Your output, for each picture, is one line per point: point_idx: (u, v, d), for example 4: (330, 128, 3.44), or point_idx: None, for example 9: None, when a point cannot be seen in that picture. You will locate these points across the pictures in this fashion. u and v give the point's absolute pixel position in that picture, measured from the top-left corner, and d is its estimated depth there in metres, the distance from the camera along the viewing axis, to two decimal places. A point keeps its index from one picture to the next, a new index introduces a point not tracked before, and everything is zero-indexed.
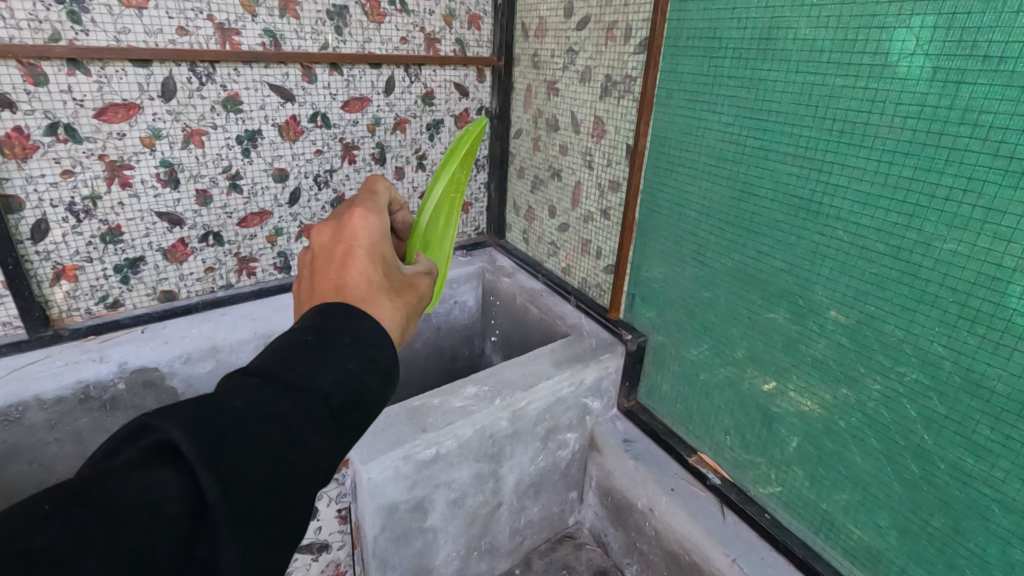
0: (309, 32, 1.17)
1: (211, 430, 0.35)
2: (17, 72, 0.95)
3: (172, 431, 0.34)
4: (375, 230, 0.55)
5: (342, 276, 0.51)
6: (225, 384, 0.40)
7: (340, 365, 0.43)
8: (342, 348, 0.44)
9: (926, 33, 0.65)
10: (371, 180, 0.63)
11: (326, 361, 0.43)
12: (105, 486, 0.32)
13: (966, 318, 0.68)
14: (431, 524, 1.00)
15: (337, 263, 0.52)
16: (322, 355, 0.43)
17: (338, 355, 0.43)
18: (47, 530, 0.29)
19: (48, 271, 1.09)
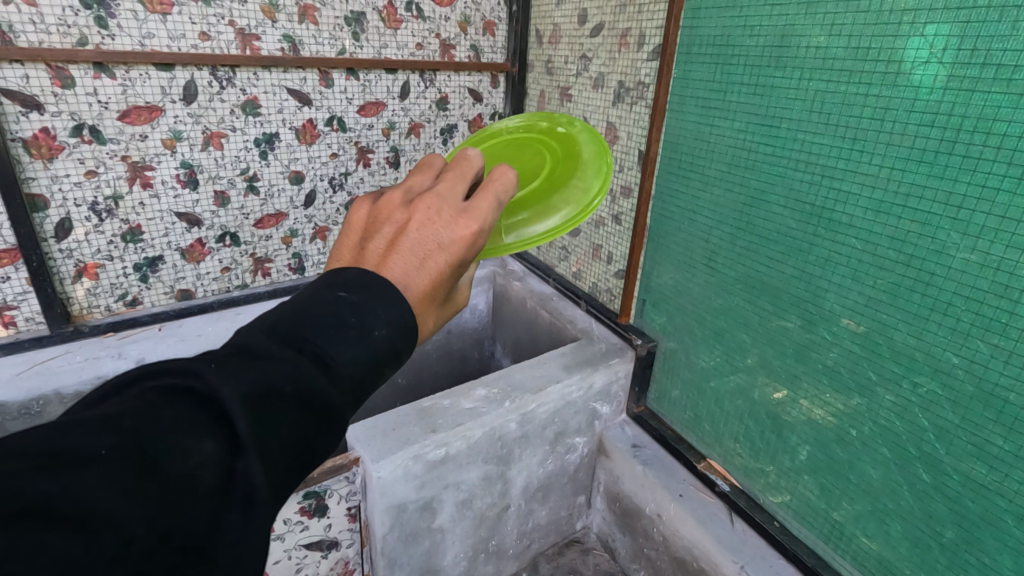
0: (327, 37, 1.19)
1: (262, 405, 0.33)
2: (45, 75, 0.98)
3: (230, 397, 0.32)
4: (466, 250, 0.49)
5: (410, 281, 0.45)
6: (262, 343, 0.37)
7: (380, 363, 0.41)
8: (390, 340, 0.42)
9: (940, 41, 0.65)
10: (506, 179, 0.52)
11: (367, 355, 0.40)
12: (159, 444, 0.30)
13: (979, 326, 0.67)
14: (439, 525, 1.01)
15: (417, 260, 0.46)
16: (366, 348, 0.40)
17: (380, 351, 0.41)
18: (97, 475, 0.27)
19: (70, 268, 1.12)
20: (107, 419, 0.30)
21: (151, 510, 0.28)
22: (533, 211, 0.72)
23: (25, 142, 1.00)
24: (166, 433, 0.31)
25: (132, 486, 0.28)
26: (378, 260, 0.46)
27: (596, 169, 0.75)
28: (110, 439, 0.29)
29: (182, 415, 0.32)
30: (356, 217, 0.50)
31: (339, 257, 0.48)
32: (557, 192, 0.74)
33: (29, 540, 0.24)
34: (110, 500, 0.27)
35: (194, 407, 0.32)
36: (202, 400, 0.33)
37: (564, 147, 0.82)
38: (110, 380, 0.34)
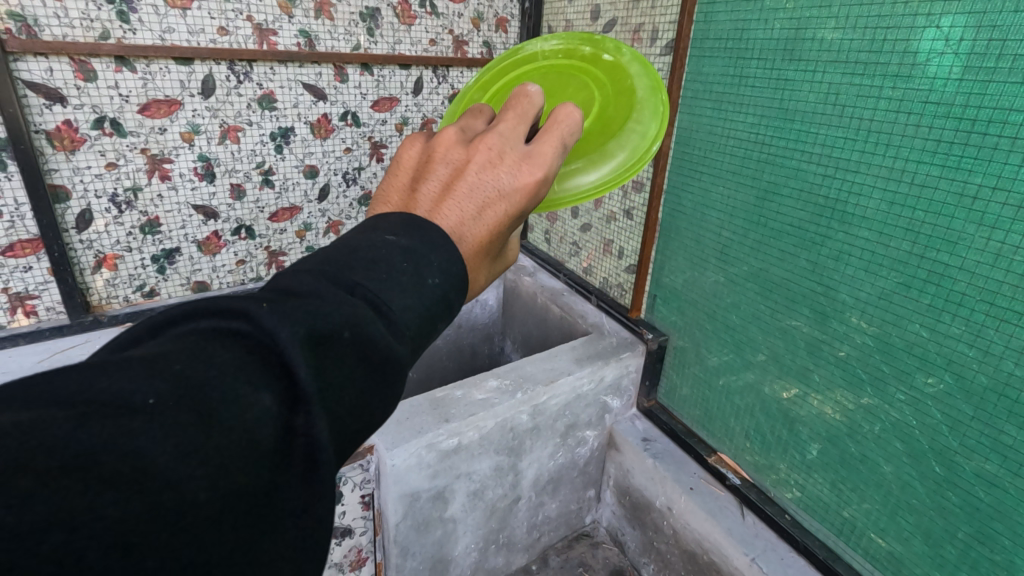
0: (342, 33, 1.21)
1: (319, 351, 0.33)
2: (69, 69, 1.00)
3: (288, 341, 0.31)
4: (526, 200, 0.48)
5: (468, 229, 0.45)
6: (314, 284, 0.35)
7: (436, 312, 0.40)
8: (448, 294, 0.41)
9: (956, 33, 0.65)
10: (571, 120, 0.50)
11: (425, 304, 0.39)
12: (212, 394, 0.29)
13: (993, 318, 0.67)
14: (451, 515, 1.02)
15: (474, 210, 0.46)
16: (424, 296, 0.39)
17: (434, 299, 0.40)
18: (151, 429, 0.26)
19: (90, 259, 1.14)
20: (154, 362, 0.29)
21: (212, 467, 0.27)
22: (588, 159, 0.70)
23: (48, 134, 1.02)
24: (219, 382, 0.29)
25: (188, 443, 0.27)
26: (433, 205, 0.45)
27: (653, 109, 0.71)
28: (157, 389, 0.28)
29: (233, 362, 0.30)
30: (408, 157, 0.49)
31: (388, 199, 0.48)
32: (612, 136, 0.71)
33: (80, 505, 0.23)
34: (159, 455, 0.26)
35: (247, 355, 0.31)
36: (254, 347, 0.32)
37: (613, 80, 0.77)
38: (152, 317, 0.33)
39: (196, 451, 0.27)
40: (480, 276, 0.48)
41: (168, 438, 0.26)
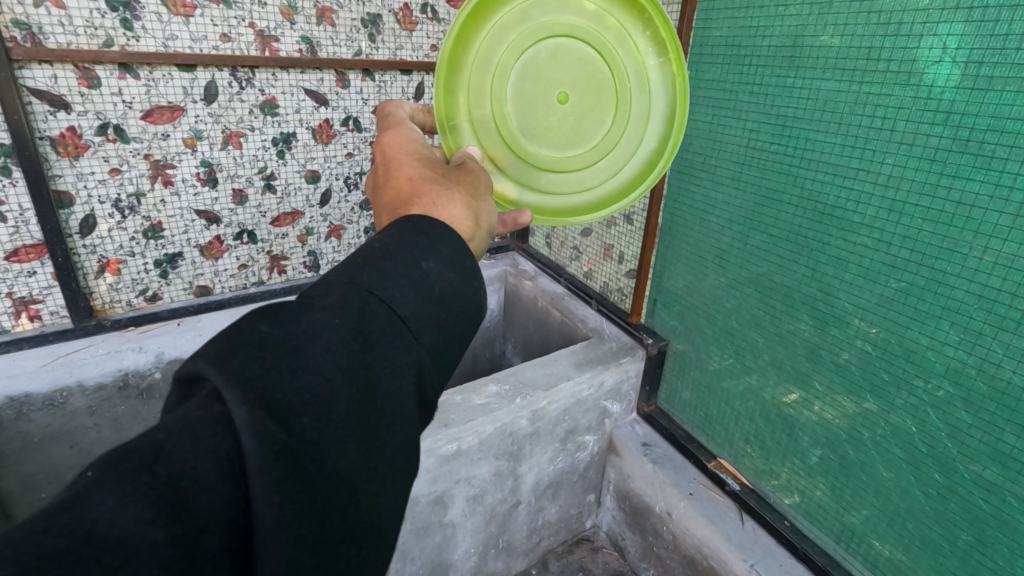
0: (344, 39, 1.21)
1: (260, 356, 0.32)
2: (73, 76, 1.01)
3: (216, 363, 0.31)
4: (399, 151, 0.55)
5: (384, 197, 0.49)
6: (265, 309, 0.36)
7: (393, 269, 0.39)
8: (404, 244, 0.41)
9: (953, 41, 0.65)
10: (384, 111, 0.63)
11: (386, 272, 0.39)
12: (162, 437, 0.28)
13: (991, 326, 0.67)
14: (451, 519, 1.02)
15: (382, 187, 0.52)
16: (385, 266, 0.39)
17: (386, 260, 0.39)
18: (91, 493, 0.25)
19: (94, 264, 1.15)
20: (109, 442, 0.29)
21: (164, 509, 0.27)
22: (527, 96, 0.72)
23: (52, 140, 1.03)
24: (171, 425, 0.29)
25: (132, 492, 0.26)
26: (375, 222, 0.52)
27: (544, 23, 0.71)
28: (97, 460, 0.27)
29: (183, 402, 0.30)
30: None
31: None
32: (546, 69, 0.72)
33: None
34: (102, 511, 0.25)
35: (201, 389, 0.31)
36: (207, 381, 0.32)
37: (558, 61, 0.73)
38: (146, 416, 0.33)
39: (145, 493, 0.26)
40: (430, 192, 0.49)
41: (119, 497, 0.26)
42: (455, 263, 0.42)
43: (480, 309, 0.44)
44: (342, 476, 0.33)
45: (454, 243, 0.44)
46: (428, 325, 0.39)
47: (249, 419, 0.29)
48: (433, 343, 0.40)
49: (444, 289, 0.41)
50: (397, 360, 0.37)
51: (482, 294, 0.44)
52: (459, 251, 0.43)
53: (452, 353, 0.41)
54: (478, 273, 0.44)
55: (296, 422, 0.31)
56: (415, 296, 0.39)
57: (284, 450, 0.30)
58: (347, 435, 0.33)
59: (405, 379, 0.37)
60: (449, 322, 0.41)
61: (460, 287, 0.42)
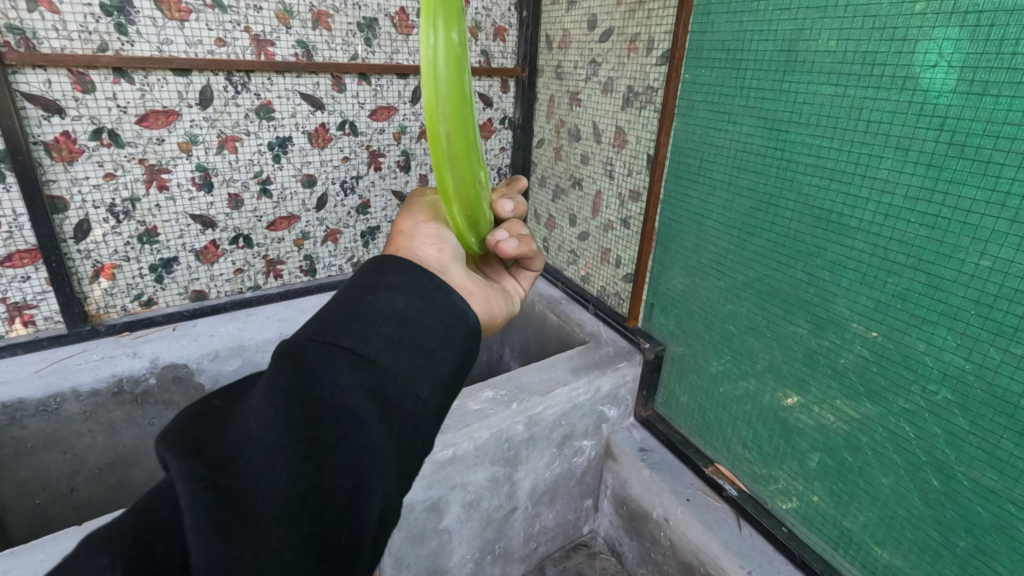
0: (340, 43, 1.21)
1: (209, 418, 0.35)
2: (67, 80, 1.00)
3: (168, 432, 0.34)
4: None
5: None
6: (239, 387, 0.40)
7: (336, 311, 0.42)
8: (349, 289, 0.43)
9: (950, 45, 0.65)
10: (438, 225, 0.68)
11: (333, 314, 0.41)
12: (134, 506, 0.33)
13: (989, 331, 0.67)
14: (446, 526, 1.02)
15: None
16: (331, 309, 0.42)
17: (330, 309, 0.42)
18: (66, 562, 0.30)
19: (88, 269, 1.15)
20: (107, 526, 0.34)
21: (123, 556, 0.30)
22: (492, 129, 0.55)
23: (47, 145, 1.03)
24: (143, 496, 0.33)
25: (93, 550, 0.30)
26: None
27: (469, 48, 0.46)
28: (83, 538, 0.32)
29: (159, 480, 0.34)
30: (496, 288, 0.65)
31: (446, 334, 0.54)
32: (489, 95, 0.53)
33: None
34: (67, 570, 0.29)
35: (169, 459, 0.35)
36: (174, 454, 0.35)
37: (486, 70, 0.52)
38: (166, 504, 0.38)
39: (103, 547, 0.30)
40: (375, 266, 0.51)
41: (82, 555, 0.30)
42: (412, 287, 0.45)
43: (444, 323, 0.45)
44: (291, 500, 0.33)
45: (401, 269, 0.46)
46: (381, 346, 0.40)
47: (183, 467, 0.32)
48: (397, 360, 0.40)
49: (397, 309, 0.43)
50: (344, 381, 0.37)
51: (445, 306, 0.45)
52: (409, 274, 0.46)
53: (425, 365, 0.42)
54: (440, 286, 0.47)
55: (232, 463, 0.33)
56: (363, 324, 0.41)
57: (222, 487, 0.32)
58: (294, 459, 0.34)
59: (358, 397, 0.37)
60: (409, 337, 0.42)
61: (415, 306, 0.44)
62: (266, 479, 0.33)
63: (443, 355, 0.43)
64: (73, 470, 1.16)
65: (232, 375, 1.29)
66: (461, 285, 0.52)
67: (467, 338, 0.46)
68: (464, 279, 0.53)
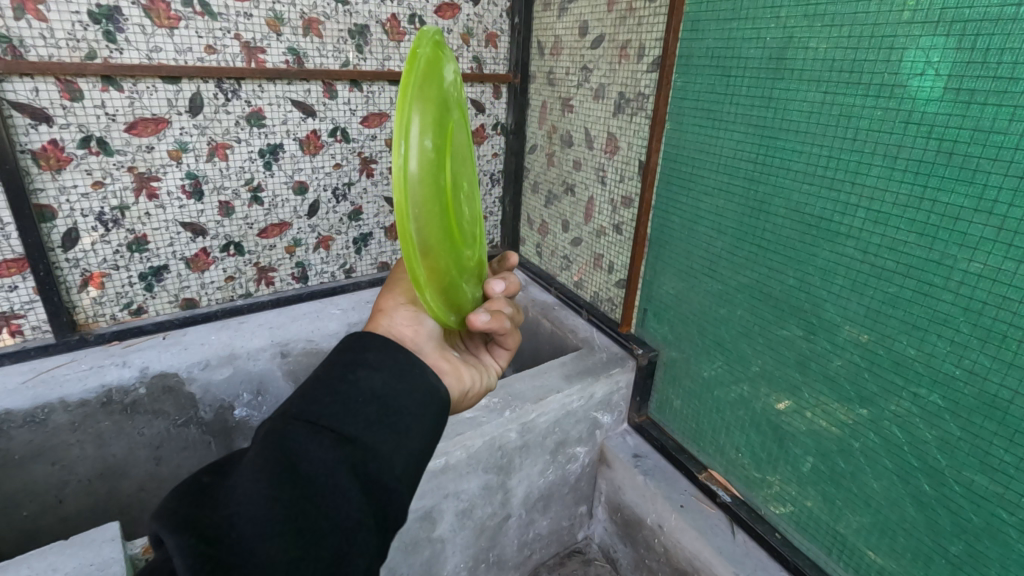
0: (331, 50, 1.21)
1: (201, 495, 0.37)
2: (55, 89, 1.00)
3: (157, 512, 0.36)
4: None
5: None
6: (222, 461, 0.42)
7: (321, 388, 0.45)
8: (331, 368, 0.47)
9: (936, 53, 0.65)
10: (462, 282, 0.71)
11: (316, 393, 0.45)
12: None
13: (978, 337, 0.67)
14: (439, 534, 1.01)
15: None
16: (313, 388, 0.45)
17: (315, 387, 0.45)
18: None
19: (77, 278, 1.14)
20: None
21: None
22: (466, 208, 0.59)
23: (34, 154, 1.02)
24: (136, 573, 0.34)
25: None
26: None
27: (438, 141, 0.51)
28: None
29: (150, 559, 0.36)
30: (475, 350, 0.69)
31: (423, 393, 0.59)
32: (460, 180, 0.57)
33: None
34: None
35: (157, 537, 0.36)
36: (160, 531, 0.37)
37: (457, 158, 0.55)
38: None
39: None
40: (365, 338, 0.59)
41: None
42: (389, 364, 0.49)
43: (425, 395, 0.49)
44: (280, 570, 0.35)
45: (381, 346, 0.50)
46: (361, 424, 0.44)
47: (179, 544, 0.34)
48: (374, 437, 0.44)
49: (375, 388, 0.46)
50: (330, 459, 0.40)
51: (420, 382, 0.49)
52: (386, 351, 0.50)
53: (403, 441, 0.45)
54: (415, 362, 0.50)
55: (227, 535, 0.35)
56: (346, 404, 0.44)
57: (216, 561, 0.34)
58: (283, 530, 0.36)
59: (343, 473, 0.40)
60: (388, 411, 0.45)
61: (395, 382, 0.48)
62: (256, 548, 0.35)
63: (420, 428, 0.47)
64: (60, 483, 1.14)
65: (224, 383, 1.26)
66: (432, 360, 0.57)
67: (439, 411, 0.49)
68: (436, 354, 0.58)
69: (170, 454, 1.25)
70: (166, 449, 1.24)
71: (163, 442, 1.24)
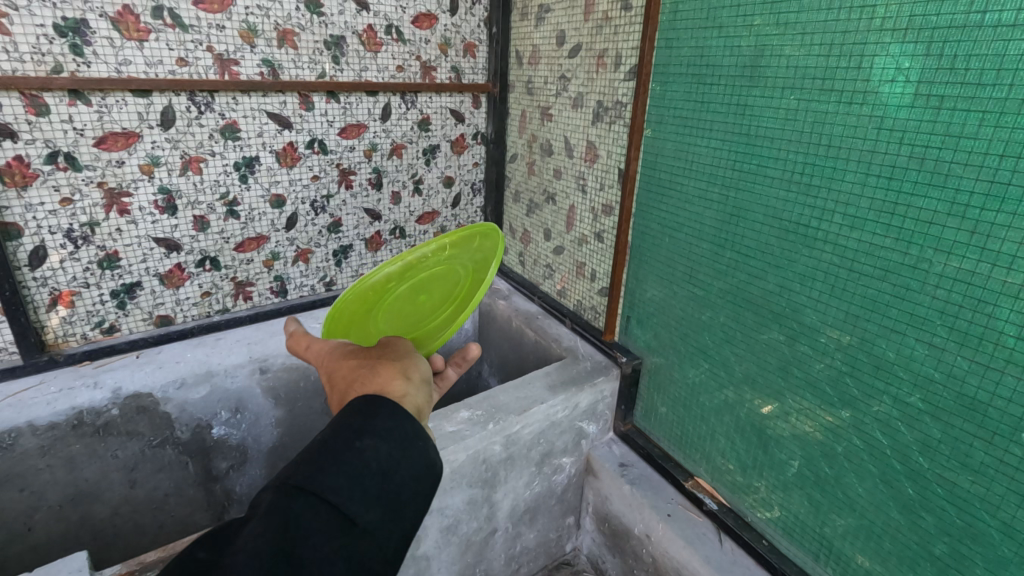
0: (306, 62, 1.20)
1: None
2: (19, 104, 0.97)
3: None
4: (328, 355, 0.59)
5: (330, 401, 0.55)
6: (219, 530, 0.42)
7: (322, 454, 0.45)
8: (337, 433, 0.46)
9: (905, 60, 0.66)
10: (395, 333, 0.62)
11: (293, 469, 0.45)
12: None
13: (955, 340, 0.67)
14: (424, 552, 1.00)
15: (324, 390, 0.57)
16: (288, 468, 0.45)
17: (310, 453, 0.45)
18: None
19: (45, 297, 1.11)
20: None
21: None
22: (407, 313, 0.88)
23: None
24: None
25: None
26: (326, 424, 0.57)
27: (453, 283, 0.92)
28: None
29: None
30: None
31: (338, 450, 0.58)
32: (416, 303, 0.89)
33: None
34: None
35: None
36: None
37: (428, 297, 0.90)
38: None
39: None
40: (353, 382, 0.53)
41: None
42: (395, 434, 0.48)
43: (429, 466, 0.50)
44: None
45: (390, 411, 0.49)
46: (362, 506, 0.45)
47: None
48: (375, 518, 0.45)
49: (381, 462, 0.46)
50: (329, 544, 0.42)
51: (421, 455, 0.49)
52: (396, 418, 0.49)
53: (398, 520, 0.47)
54: (420, 433, 0.50)
55: None
56: (351, 480, 0.45)
57: None
58: None
59: (337, 567, 0.41)
60: (385, 493, 0.46)
61: (398, 457, 0.48)
62: None
63: (413, 507, 0.48)
64: (29, 511, 1.10)
65: (200, 402, 1.24)
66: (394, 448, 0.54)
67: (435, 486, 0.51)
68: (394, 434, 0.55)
69: (146, 476, 1.21)
70: (141, 471, 1.21)
71: (138, 463, 1.20)
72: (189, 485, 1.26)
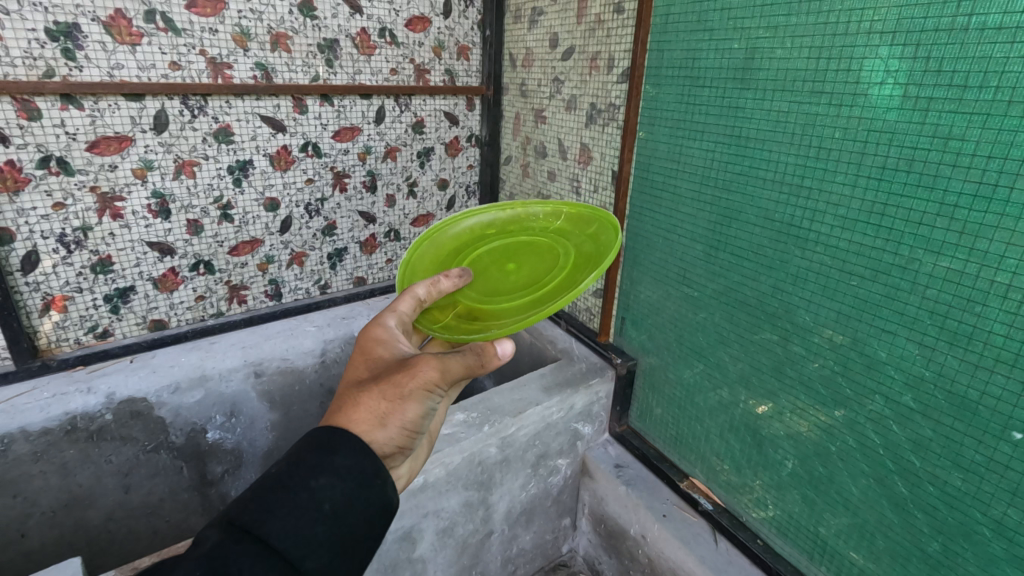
0: (300, 65, 1.20)
1: None
2: (10, 108, 0.97)
3: None
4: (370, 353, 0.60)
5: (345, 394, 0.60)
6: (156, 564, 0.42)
7: (273, 493, 0.46)
8: (293, 468, 0.47)
9: (893, 62, 0.67)
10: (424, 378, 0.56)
11: (242, 507, 0.45)
12: None
13: (945, 339, 0.68)
14: (419, 555, 0.99)
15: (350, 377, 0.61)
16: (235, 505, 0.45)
17: (261, 491, 0.46)
18: None
19: (38, 302, 1.11)
20: None
21: None
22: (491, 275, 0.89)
23: None
24: None
25: None
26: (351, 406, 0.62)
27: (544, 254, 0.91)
28: None
29: None
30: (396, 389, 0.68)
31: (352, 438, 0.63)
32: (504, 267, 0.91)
33: None
34: None
35: None
36: None
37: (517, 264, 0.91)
38: None
39: None
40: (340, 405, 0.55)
41: None
42: (354, 472, 0.49)
43: (383, 506, 0.51)
44: None
45: (351, 447, 0.50)
46: (309, 551, 0.45)
47: None
48: (320, 564, 0.45)
49: (334, 504, 0.47)
50: None
51: (376, 495, 0.50)
52: (355, 457, 0.50)
53: (343, 564, 0.47)
54: (379, 471, 0.51)
55: None
56: (300, 523, 0.45)
57: None
58: None
59: None
60: (334, 537, 0.46)
61: (351, 497, 0.48)
62: None
63: (362, 552, 0.49)
64: (22, 518, 1.09)
65: (195, 407, 1.24)
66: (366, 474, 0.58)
67: (386, 525, 0.52)
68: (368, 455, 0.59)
69: (140, 481, 1.21)
70: (135, 476, 1.20)
71: (132, 469, 1.20)
72: (184, 489, 1.25)
